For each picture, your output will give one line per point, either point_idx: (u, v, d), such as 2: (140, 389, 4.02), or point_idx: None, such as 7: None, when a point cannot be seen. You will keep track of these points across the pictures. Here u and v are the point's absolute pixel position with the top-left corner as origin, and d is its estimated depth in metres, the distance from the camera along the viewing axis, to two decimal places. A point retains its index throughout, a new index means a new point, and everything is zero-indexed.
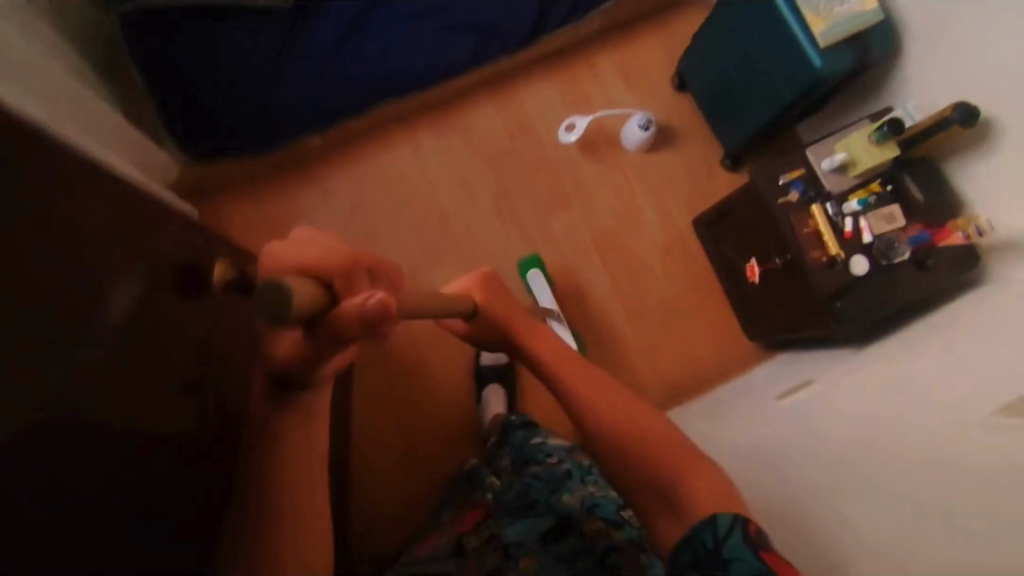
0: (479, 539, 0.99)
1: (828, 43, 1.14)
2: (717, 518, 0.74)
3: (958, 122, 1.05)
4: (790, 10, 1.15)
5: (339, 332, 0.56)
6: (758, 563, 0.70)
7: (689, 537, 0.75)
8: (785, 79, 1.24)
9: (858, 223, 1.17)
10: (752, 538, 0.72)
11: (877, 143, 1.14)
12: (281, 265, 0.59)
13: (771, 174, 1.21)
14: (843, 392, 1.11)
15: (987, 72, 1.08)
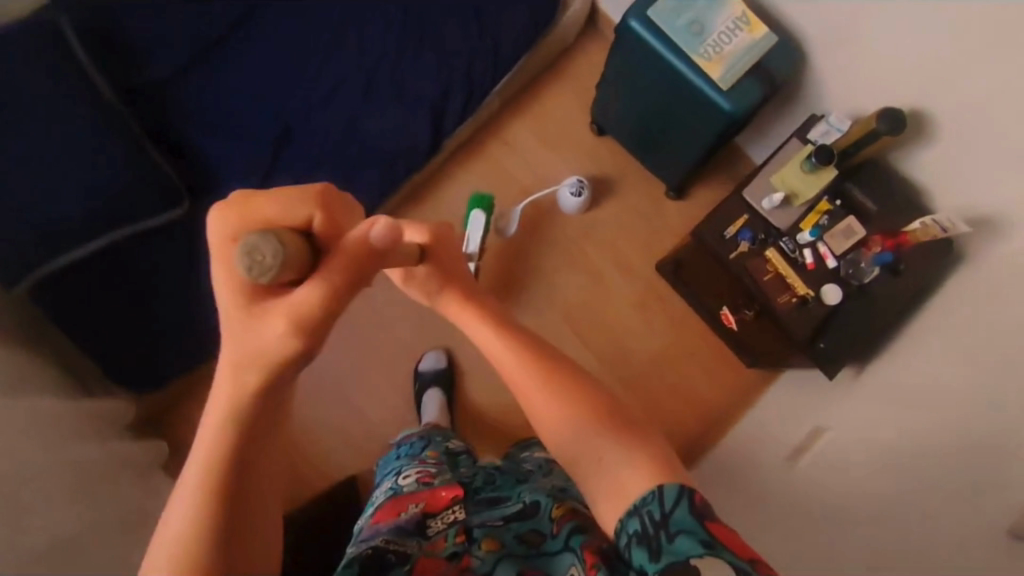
0: (445, 526, 0.86)
1: (730, 83, 1.07)
2: (663, 490, 0.66)
3: (886, 131, 1.00)
4: (684, 64, 1.08)
5: (299, 311, 0.53)
6: (708, 537, 0.62)
7: (635, 508, 0.67)
8: (700, 124, 1.17)
9: (818, 252, 1.11)
10: (699, 510, 0.65)
11: (809, 172, 1.08)
12: (237, 217, 0.52)
13: (717, 225, 1.15)
14: (855, 417, 1.03)
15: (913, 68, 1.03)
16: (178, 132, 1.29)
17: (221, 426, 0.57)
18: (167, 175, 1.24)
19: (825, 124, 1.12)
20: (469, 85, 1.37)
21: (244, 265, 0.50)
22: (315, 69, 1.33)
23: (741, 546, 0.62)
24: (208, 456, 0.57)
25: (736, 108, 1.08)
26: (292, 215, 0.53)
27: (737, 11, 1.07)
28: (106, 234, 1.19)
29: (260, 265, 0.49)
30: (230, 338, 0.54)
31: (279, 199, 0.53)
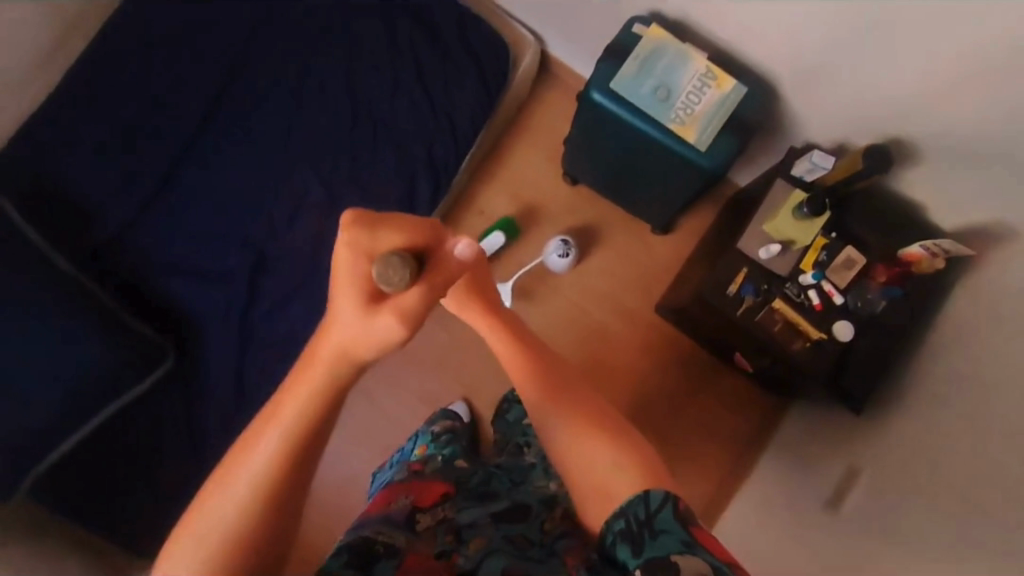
0: (434, 518, 0.82)
1: (707, 144, 1.03)
2: (650, 494, 0.74)
3: (874, 170, 0.99)
4: (654, 133, 1.03)
5: (411, 314, 0.60)
6: (688, 537, 0.70)
7: (622, 509, 0.75)
8: (680, 180, 1.13)
9: (824, 290, 1.09)
10: (682, 515, 0.73)
11: (802, 219, 1.06)
12: (363, 245, 0.60)
13: (718, 283, 1.11)
14: (896, 448, 1.05)
15: (895, 100, 0.99)
16: (150, 285, 1.26)
17: (296, 433, 0.61)
18: (143, 336, 1.19)
19: (808, 159, 1.09)
20: (435, 170, 1.34)
21: (377, 271, 0.58)
22: (278, 189, 1.31)
23: (719, 550, 0.70)
24: (292, 434, 0.61)
25: (714, 164, 1.04)
26: (407, 239, 0.61)
27: (700, 67, 1.03)
28: (102, 411, 1.17)
29: (389, 276, 0.58)
30: (344, 347, 0.61)
31: (399, 228, 0.61)
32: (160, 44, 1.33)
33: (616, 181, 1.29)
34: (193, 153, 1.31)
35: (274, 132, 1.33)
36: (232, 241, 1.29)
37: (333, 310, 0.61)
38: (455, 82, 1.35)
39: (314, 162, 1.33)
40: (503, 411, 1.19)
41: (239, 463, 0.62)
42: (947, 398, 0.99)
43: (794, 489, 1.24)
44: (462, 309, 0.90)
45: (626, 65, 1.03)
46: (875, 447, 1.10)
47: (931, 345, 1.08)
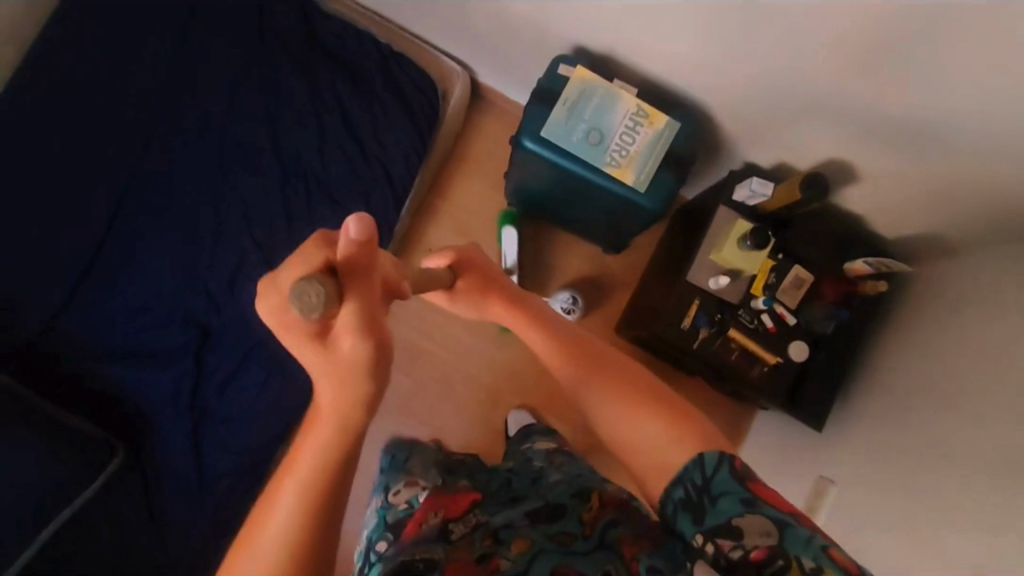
0: (465, 529, 0.76)
1: (646, 183, 1.00)
2: (704, 456, 0.69)
3: (811, 196, 0.98)
4: (592, 177, 1.00)
5: (364, 326, 0.55)
6: (750, 496, 0.65)
7: (677, 477, 0.69)
8: (626, 218, 1.11)
9: (775, 313, 1.09)
10: (740, 474, 0.67)
11: (749, 248, 1.06)
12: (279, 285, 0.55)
13: (671, 317, 1.10)
14: (868, 435, 1.05)
15: (838, 126, 0.96)
16: (88, 378, 1.21)
17: (312, 484, 0.59)
18: (89, 435, 1.16)
19: (748, 185, 1.07)
20: (374, 221, 1.30)
21: (299, 310, 0.52)
22: (214, 256, 1.26)
23: (786, 505, 0.65)
24: (307, 477, 0.59)
25: (657, 204, 1.02)
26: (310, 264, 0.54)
27: (631, 106, 1.00)
28: (53, 519, 1.12)
29: (308, 308, 0.52)
30: (326, 383, 0.58)
31: (305, 259, 0.54)
32: (66, 113, 1.25)
33: (561, 214, 1.27)
34: (119, 228, 1.25)
35: (203, 198, 1.27)
36: (173, 318, 1.24)
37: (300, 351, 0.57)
38: (384, 125, 1.30)
39: (248, 223, 1.27)
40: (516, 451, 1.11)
41: (268, 520, 0.60)
42: (897, 413, 1.01)
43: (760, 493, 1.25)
44: (483, 308, 0.96)
45: (555, 111, 1.00)
46: (828, 460, 1.11)
47: (886, 350, 1.09)
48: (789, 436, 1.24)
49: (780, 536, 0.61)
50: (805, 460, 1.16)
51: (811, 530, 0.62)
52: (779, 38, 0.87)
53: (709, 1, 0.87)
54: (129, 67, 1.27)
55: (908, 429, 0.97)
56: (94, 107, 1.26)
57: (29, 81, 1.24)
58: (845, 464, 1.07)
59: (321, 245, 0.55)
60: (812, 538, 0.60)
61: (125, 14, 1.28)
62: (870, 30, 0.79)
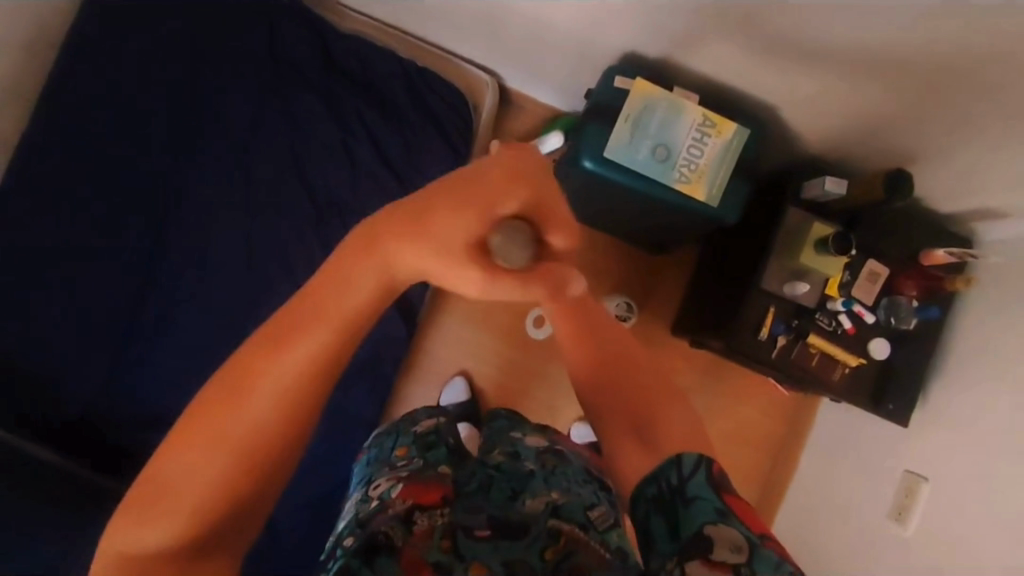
0: (428, 526, 0.61)
1: (718, 196, 0.96)
2: (682, 456, 0.61)
3: (894, 195, 0.95)
4: (660, 193, 0.95)
5: (490, 289, 0.58)
6: (725, 508, 0.58)
7: (650, 475, 0.61)
8: (688, 221, 1.06)
9: (853, 314, 1.05)
10: (718, 480, 0.60)
11: (827, 255, 1.02)
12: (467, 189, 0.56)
13: (748, 327, 1.06)
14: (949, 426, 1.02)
15: (920, 122, 0.90)
16: (142, 447, 1.16)
17: (338, 332, 0.57)
18: None
19: (820, 183, 1.02)
20: None
21: (500, 240, 0.56)
22: (253, 305, 1.20)
23: (759, 524, 0.59)
24: (335, 321, 0.56)
25: (728, 212, 0.98)
26: (525, 198, 0.56)
27: (696, 116, 0.93)
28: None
29: (504, 248, 0.56)
30: (419, 266, 0.58)
31: (531, 196, 0.56)
32: (83, 171, 1.18)
33: (612, 221, 1.21)
34: (152, 287, 1.18)
35: (235, 246, 1.21)
36: (219, 374, 1.18)
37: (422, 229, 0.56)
38: (417, 147, 1.24)
39: (287, 270, 1.21)
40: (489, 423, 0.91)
41: (273, 360, 0.55)
42: (985, 407, 0.96)
43: (832, 480, 1.23)
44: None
45: (616, 129, 0.94)
46: (911, 452, 1.08)
47: (963, 334, 1.02)
48: (858, 426, 1.19)
49: (751, 558, 0.55)
50: (884, 454, 1.13)
51: (780, 557, 0.56)
52: (863, 56, 0.81)
53: (788, 16, 0.79)
54: (144, 116, 1.20)
55: (1004, 426, 0.93)
56: (112, 161, 1.18)
57: (40, 139, 1.17)
58: (933, 459, 1.04)
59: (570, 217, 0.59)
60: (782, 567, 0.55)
61: (133, 58, 1.20)
62: (978, 46, 0.73)
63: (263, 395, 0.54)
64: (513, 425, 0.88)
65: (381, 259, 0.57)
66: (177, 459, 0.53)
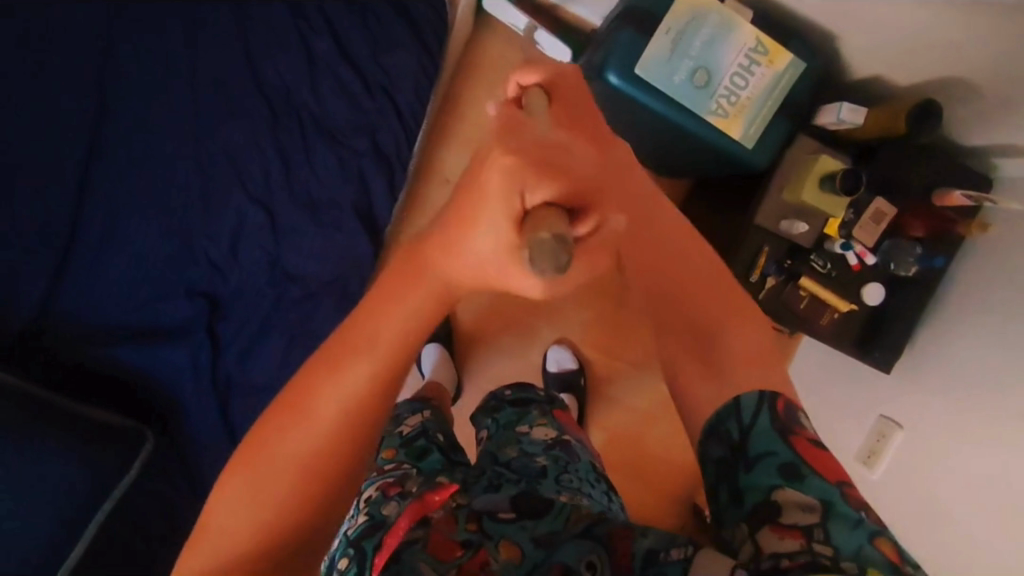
0: (448, 514, 0.62)
1: (754, 138, 0.91)
2: (740, 400, 0.54)
3: (918, 132, 0.85)
4: (692, 125, 0.89)
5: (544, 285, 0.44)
6: (792, 458, 0.51)
7: (709, 431, 0.55)
8: (707, 162, 1.00)
9: (851, 255, 0.97)
10: (784, 419, 0.53)
11: (833, 193, 0.93)
12: (529, 152, 0.43)
13: (738, 268, 0.99)
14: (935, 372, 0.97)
15: (955, 33, 0.79)
16: (91, 364, 1.09)
17: (394, 349, 0.50)
18: (111, 422, 1.07)
19: (835, 110, 0.90)
20: (385, 159, 1.16)
21: (542, 236, 0.40)
22: (203, 211, 1.12)
23: (837, 471, 0.51)
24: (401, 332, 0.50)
25: (757, 154, 0.93)
26: (563, 184, 0.43)
27: (748, 39, 0.86)
28: (103, 505, 1.03)
29: (537, 245, 0.40)
30: (475, 260, 0.47)
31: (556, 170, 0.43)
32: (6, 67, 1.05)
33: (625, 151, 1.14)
34: (92, 196, 1.08)
35: (181, 152, 1.11)
36: (172, 289, 1.11)
37: (474, 204, 0.45)
38: (384, 45, 1.16)
39: (239, 174, 1.13)
40: (488, 411, 0.90)
41: (318, 392, 0.49)
42: (973, 354, 0.90)
43: (806, 418, 1.20)
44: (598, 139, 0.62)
45: (657, 43, 0.86)
46: (890, 397, 1.03)
47: (964, 282, 0.95)
48: (840, 363, 1.15)
49: (825, 515, 0.47)
50: (864, 395, 1.09)
51: (864, 509, 0.48)
52: None
53: None
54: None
55: (992, 371, 0.87)
56: (42, 56, 1.07)
57: None
58: (912, 403, 0.99)
59: (552, 204, 0.42)
60: (863, 519, 0.47)
61: None
62: None
63: (318, 422, 0.48)
64: (517, 413, 0.87)
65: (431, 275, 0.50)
66: (230, 515, 0.47)
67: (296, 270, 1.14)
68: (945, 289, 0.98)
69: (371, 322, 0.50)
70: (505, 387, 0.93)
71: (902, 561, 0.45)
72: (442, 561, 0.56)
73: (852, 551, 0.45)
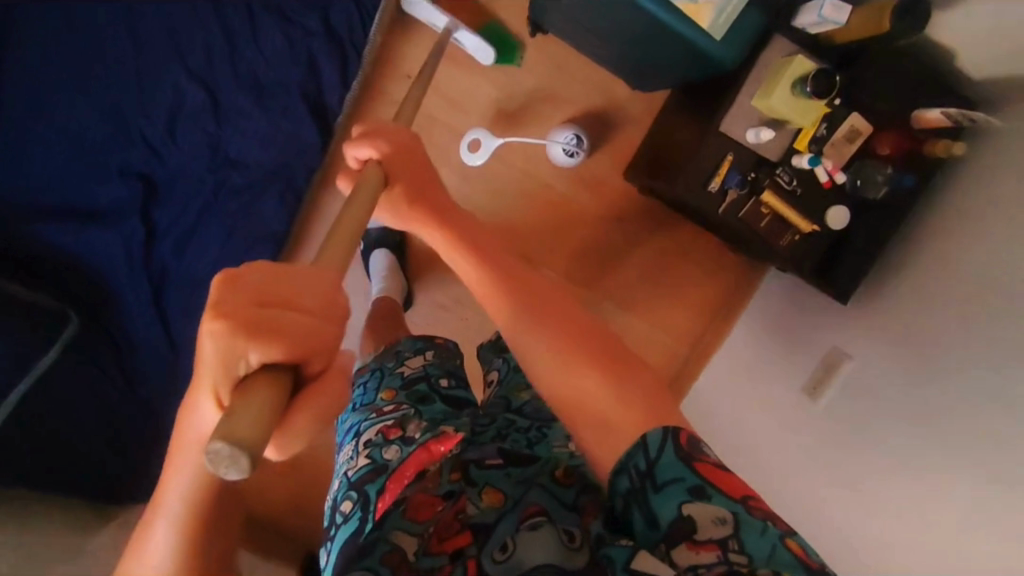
0: (437, 467, 0.65)
1: (723, 28, 0.84)
2: (647, 438, 0.55)
3: (901, 36, 0.78)
4: (658, 7, 0.81)
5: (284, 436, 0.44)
6: (698, 481, 0.52)
7: (620, 467, 0.55)
8: (673, 63, 0.93)
9: (820, 173, 0.93)
10: (688, 451, 0.54)
11: (803, 98, 0.86)
12: (243, 313, 0.41)
13: (697, 179, 0.94)
14: (885, 327, 0.93)
15: None
16: (12, 237, 1.03)
17: (185, 516, 0.51)
18: (30, 299, 1.02)
19: (817, 9, 0.84)
20: (339, 44, 1.09)
21: (214, 446, 0.35)
22: (135, 84, 1.04)
23: (741, 487, 0.53)
24: (184, 505, 0.51)
25: (727, 50, 0.86)
26: (272, 349, 0.40)
27: None
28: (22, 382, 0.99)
29: (210, 455, 0.35)
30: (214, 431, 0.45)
31: (267, 335, 0.40)
32: None
33: (596, 52, 1.07)
34: (18, 58, 1.01)
35: (116, 18, 1.03)
36: (105, 169, 1.05)
37: (200, 377, 0.43)
38: None
39: (178, 47, 1.05)
40: (499, 348, 0.87)
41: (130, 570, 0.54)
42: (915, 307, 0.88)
43: (760, 358, 1.17)
44: (406, 223, 0.81)
45: None
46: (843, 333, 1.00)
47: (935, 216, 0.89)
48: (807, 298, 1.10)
49: (737, 526, 0.49)
50: (819, 332, 1.05)
51: (768, 518, 0.50)
52: None
53: None
54: None
55: (936, 320, 0.84)
56: None
57: None
58: (863, 339, 0.96)
59: (263, 391, 0.39)
60: (769, 525, 0.49)
61: None
62: None
63: None
64: None
65: (193, 438, 0.47)
66: None
67: (238, 157, 1.09)
68: (915, 220, 0.93)
69: (158, 492, 0.53)
70: None
71: (809, 556, 0.48)
72: (419, 522, 0.59)
73: (765, 556, 0.47)
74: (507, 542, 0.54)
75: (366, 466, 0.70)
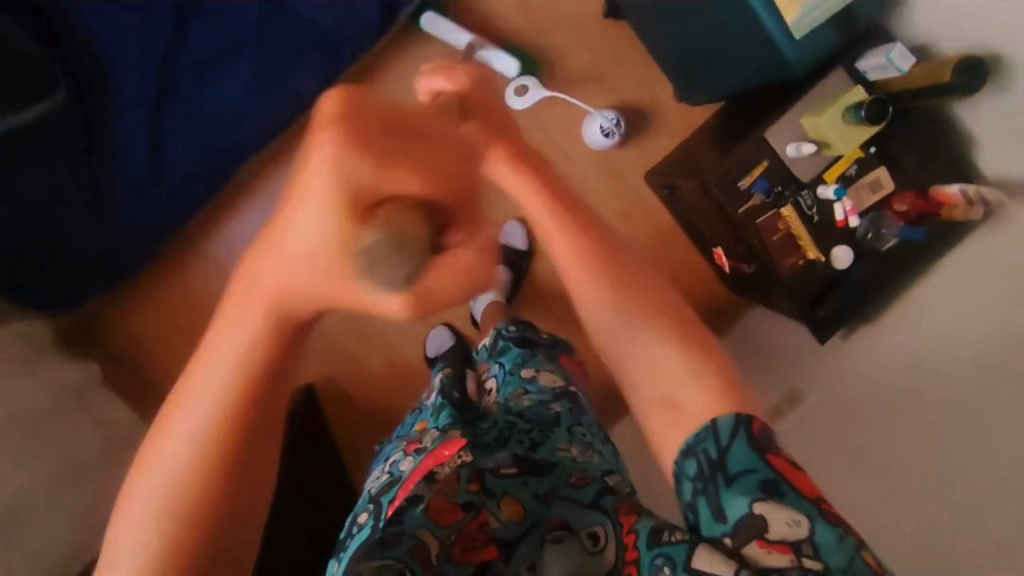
0: (454, 472, 0.65)
1: (805, 29, 0.86)
2: (717, 422, 0.58)
3: (957, 92, 0.83)
4: None
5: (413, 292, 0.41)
6: (770, 476, 0.55)
7: (689, 448, 0.59)
8: (741, 62, 0.95)
9: (839, 209, 0.97)
10: (758, 441, 0.57)
11: (850, 125, 0.92)
12: (368, 135, 0.40)
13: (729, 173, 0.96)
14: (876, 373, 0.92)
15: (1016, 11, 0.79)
16: None
17: (248, 365, 0.51)
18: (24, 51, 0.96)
19: (885, 54, 0.91)
20: None
21: (372, 235, 0.39)
22: None
23: (811, 487, 0.56)
24: (246, 361, 0.50)
25: (797, 54, 0.89)
26: (413, 164, 0.40)
27: None
28: None
29: (370, 247, 0.39)
30: (296, 254, 0.44)
31: (407, 147, 0.40)
32: None
33: (659, 45, 1.09)
34: None
35: None
36: None
37: (297, 193, 0.42)
38: None
39: None
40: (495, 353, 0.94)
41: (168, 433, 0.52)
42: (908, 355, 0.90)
43: None
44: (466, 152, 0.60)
45: None
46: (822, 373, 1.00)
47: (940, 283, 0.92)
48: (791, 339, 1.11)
49: (811, 527, 0.53)
50: (787, 369, 1.08)
51: (840, 523, 0.54)
52: None
53: None
54: None
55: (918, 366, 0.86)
56: None
57: None
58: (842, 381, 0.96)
59: (404, 203, 0.40)
60: (845, 535, 0.53)
61: None
62: None
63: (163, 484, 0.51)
64: (524, 347, 0.92)
65: (271, 270, 0.47)
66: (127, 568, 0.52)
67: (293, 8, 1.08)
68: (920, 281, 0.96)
69: (206, 343, 0.52)
70: (509, 323, 0.98)
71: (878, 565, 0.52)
72: (442, 526, 0.62)
73: (841, 564, 0.52)
74: (536, 562, 0.65)
75: (379, 489, 0.69)
